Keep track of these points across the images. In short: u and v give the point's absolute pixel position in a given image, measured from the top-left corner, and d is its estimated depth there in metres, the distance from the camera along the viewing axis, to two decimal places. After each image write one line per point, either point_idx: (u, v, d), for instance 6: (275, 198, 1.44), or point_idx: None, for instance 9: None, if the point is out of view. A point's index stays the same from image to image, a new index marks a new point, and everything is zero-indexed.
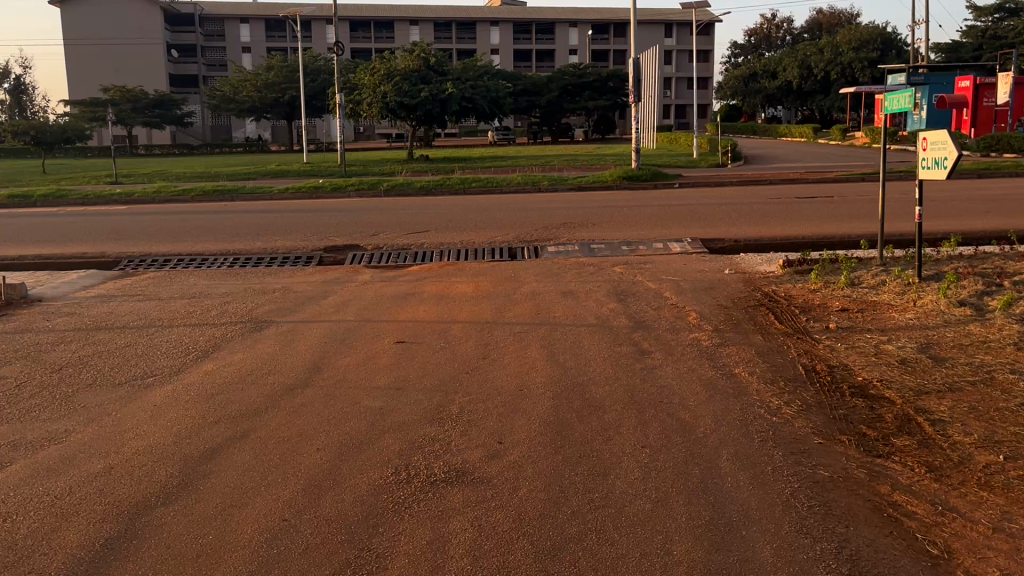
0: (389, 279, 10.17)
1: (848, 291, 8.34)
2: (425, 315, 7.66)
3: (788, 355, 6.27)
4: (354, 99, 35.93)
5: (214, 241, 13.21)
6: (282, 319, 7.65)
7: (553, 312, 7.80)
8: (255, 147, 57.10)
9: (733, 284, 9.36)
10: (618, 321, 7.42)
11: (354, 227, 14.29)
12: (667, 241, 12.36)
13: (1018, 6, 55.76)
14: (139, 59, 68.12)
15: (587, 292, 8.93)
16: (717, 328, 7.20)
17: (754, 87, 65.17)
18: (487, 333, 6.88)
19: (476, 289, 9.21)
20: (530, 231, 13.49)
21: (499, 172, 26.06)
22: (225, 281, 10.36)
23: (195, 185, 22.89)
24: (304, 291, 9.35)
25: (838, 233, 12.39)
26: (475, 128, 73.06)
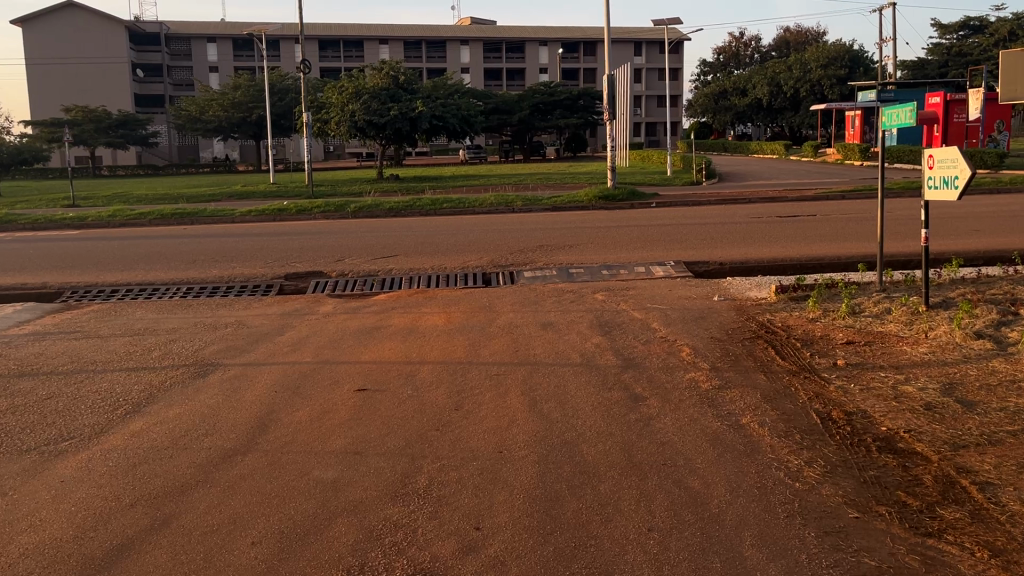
0: (353, 310, 9.39)
1: (850, 321, 7.71)
2: (391, 353, 6.91)
3: (799, 400, 5.58)
4: (322, 118, 35.11)
5: (165, 269, 12.33)
6: (231, 360, 6.84)
7: (533, 348, 7.08)
8: (222, 168, 56.00)
9: (725, 312, 8.70)
10: (605, 358, 6.70)
11: (319, 252, 13.49)
12: (650, 265, 11.72)
13: (983, 23, 56.54)
14: (102, 80, 66.71)
15: (569, 323, 8.21)
16: (714, 366, 6.50)
17: (723, 104, 65.28)
18: (459, 376, 6.14)
19: (446, 321, 8.47)
20: (503, 254, 12.79)
21: (471, 192, 25.41)
22: (174, 313, 9.53)
23: (153, 207, 21.86)
24: (259, 326, 8.54)
25: (828, 255, 11.85)
26: (446, 147, 72.47)
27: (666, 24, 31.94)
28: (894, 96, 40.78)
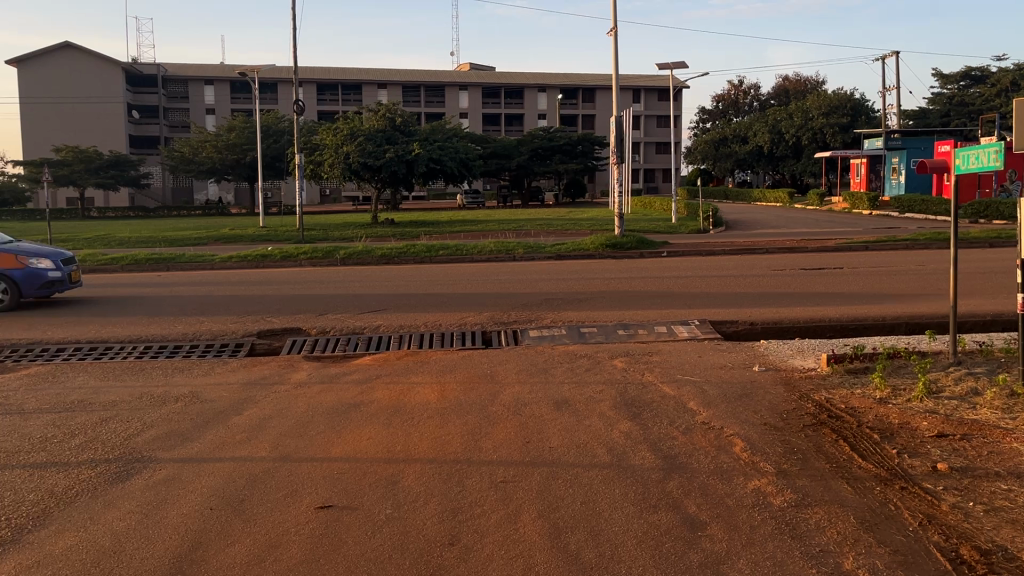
0: (333, 377, 8.02)
1: (932, 404, 6.34)
2: (370, 446, 5.49)
3: (907, 528, 4.19)
4: (315, 160, 33.99)
5: (124, 323, 10.95)
6: (167, 454, 5.40)
7: (546, 439, 5.68)
8: (213, 210, 54.83)
9: (773, 388, 7.32)
10: (641, 457, 5.27)
11: (300, 306, 12.11)
12: (672, 324, 10.38)
13: (984, 74, 56.32)
14: (97, 121, 65.95)
15: (588, 401, 6.80)
16: (782, 470, 5.09)
17: (724, 151, 64.59)
18: (455, 486, 4.72)
19: (440, 395, 7.07)
20: (506, 310, 11.43)
21: (468, 237, 24.25)
22: (122, 381, 8.12)
23: (127, 252, 20.42)
24: (217, 401, 7.13)
25: (871, 317, 10.59)
26: (443, 192, 71.70)
27: (672, 68, 31.08)
28: (901, 144, 39.45)
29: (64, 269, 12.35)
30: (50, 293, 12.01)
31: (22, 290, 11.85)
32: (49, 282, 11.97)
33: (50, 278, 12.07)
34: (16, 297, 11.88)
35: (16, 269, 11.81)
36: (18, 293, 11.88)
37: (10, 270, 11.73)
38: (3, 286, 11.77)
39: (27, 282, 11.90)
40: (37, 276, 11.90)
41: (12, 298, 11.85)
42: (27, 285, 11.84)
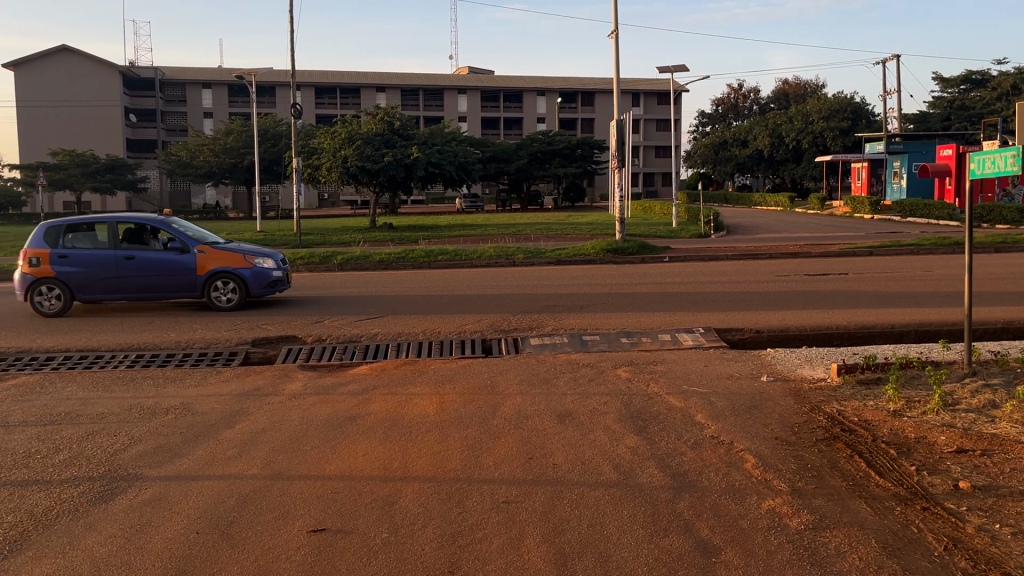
0: (329, 388, 7.79)
1: (948, 417, 6.12)
2: (366, 463, 5.25)
3: (931, 552, 3.97)
4: (312, 164, 33.81)
5: (116, 331, 10.72)
6: (155, 471, 5.18)
7: (549, 454, 5.46)
8: (212, 214, 54.62)
9: (781, 399, 7.11)
10: (649, 475, 5.05)
11: (297, 312, 11.89)
12: (676, 331, 10.17)
13: (984, 77, 56.22)
14: (95, 125, 65.74)
15: (592, 413, 6.58)
16: (797, 488, 4.86)
17: (724, 155, 64.39)
18: (456, 506, 4.49)
19: (439, 408, 6.84)
20: (507, 317, 11.21)
21: (467, 242, 24.05)
22: (111, 392, 7.88)
23: None
24: (208, 413, 6.89)
25: (878, 325, 10.38)
26: (442, 196, 71.57)
27: (671, 71, 30.90)
28: (902, 148, 39.21)
29: (281, 267, 12.54)
30: (272, 293, 12.20)
31: (249, 289, 12.04)
32: (273, 281, 12.16)
33: (272, 278, 12.27)
34: (244, 297, 12.06)
35: (244, 268, 11.99)
36: (246, 293, 12.07)
37: (240, 269, 11.90)
38: (234, 285, 11.95)
39: (254, 281, 12.10)
40: (263, 276, 12.10)
41: (240, 297, 12.03)
42: (254, 285, 12.03)
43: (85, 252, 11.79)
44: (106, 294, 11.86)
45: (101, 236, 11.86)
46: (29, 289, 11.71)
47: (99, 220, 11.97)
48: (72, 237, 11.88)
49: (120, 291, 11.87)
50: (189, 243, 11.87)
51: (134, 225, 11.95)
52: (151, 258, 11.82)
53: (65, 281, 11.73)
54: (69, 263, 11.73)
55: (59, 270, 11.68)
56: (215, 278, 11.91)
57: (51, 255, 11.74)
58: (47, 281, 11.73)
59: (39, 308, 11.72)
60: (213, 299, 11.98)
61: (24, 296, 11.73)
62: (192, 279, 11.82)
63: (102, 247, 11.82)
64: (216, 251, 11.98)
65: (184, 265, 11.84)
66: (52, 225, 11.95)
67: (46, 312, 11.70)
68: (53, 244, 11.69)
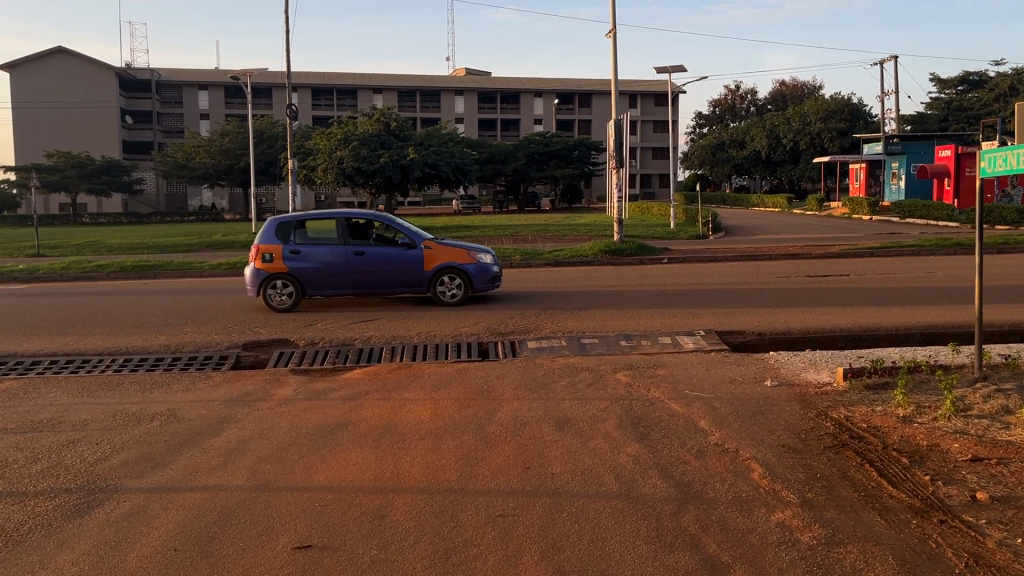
0: (320, 393, 7.55)
1: (962, 424, 5.91)
2: (355, 473, 5.03)
3: (953, 569, 3.77)
4: (308, 165, 33.56)
5: (105, 335, 10.48)
6: (135, 482, 4.95)
7: (549, 463, 5.24)
8: (208, 216, 54.36)
9: (787, 405, 6.90)
10: (652, 486, 4.84)
11: (291, 314, 11.65)
12: (676, 334, 9.95)
13: (982, 78, 56.16)
14: (91, 126, 65.44)
15: (592, 420, 6.35)
16: (807, 500, 4.66)
17: (721, 156, 64.16)
18: (449, 520, 4.28)
19: (434, 414, 6.61)
20: (503, 320, 11.00)
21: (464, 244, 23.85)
22: (97, 398, 7.64)
23: (114, 259, 19.89)
24: (195, 420, 6.66)
25: (883, 327, 10.17)
26: (439, 198, 71.36)
27: (669, 72, 30.72)
28: (901, 149, 39.08)
29: (497, 263, 12.62)
30: (493, 287, 12.27)
31: (473, 284, 12.12)
32: (495, 277, 12.23)
33: (493, 272, 12.34)
34: (467, 292, 12.16)
35: (469, 263, 12.07)
36: (468, 288, 12.16)
37: (466, 264, 11.95)
38: (460, 280, 12.05)
39: (477, 275, 12.20)
40: (485, 270, 12.17)
41: (464, 292, 12.12)
42: (478, 279, 12.10)
43: (315, 248, 11.99)
44: (333, 290, 12.02)
45: (333, 232, 12.05)
46: (262, 284, 11.94)
47: (328, 216, 12.17)
48: (303, 232, 12.10)
49: (347, 287, 12.04)
50: (417, 239, 11.97)
51: (362, 220, 12.12)
52: (380, 253, 11.97)
53: (297, 277, 11.95)
54: (302, 258, 11.94)
55: (294, 265, 11.89)
56: (442, 273, 12.02)
57: (285, 251, 11.95)
58: (280, 276, 11.95)
59: (271, 302, 11.94)
60: (439, 294, 12.08)
61: (257, 291, 11.95)
62: (420, 273, 11.94)
63: (331, 242, 12.00)
64: (442, 246, 12.08)
65: (409, 260, 11.96)
66: (282, 223, 12.19)
67: (277, 306, 11.91)
68: (287, 240, 11.89)
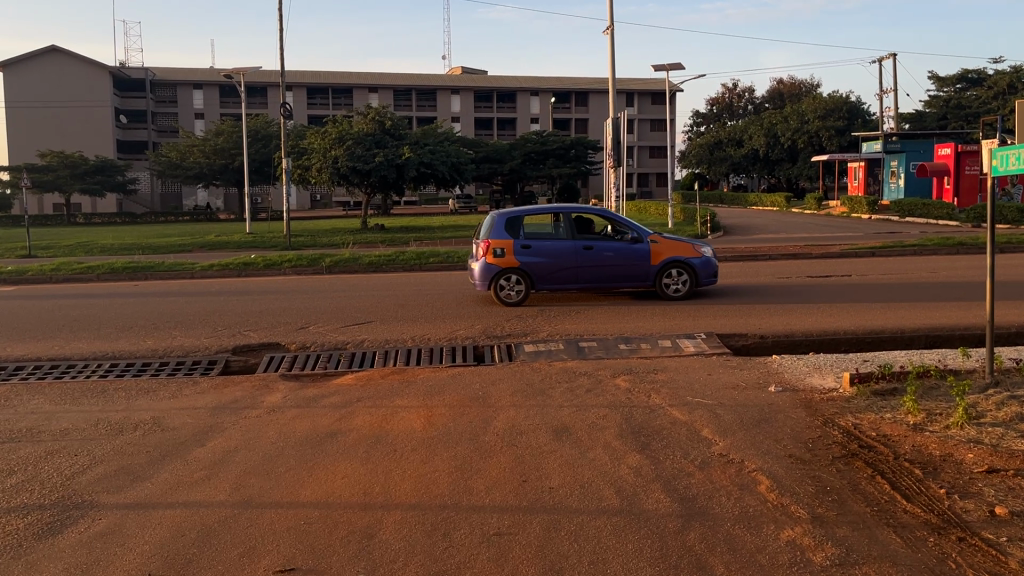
0: (311, 401, 7.32)
1: (975, 433, 5.69)
2: (344, 488, 4.80)
3: None
4: (302, 164, 33.30)
5: (91, 339, 10.23)
6: (112, 497, 4.72)
7: (546, 476, 5.01)
8: (202, 216, 54.10)
9: (794, 412, 6.67)
10: (654, 501, 4.62)
11: (283, 318, 11.40)
12: (676, 337, 9.72)
13: (980, 76, 56.00)
14: (85, 126, 65.15)
15: (592, 428, 6.12)
16: (818, 515, 4.44)
17: (718, 155, 63.92)
18: (442, 540, 4.06)
19: (428, 422, 6.37)
20: (500, 322, 10.77)
21: (460, 243, 23.60)
22: (80, 405, 7.40)
23: (105, 260, 19.64)
24: (180, 429, 6.41)
25: (887, 330, 9.96)
26: (436, 197, 71.13)
27: (667, 70, 30.51)
28: (900, 147, 38.99)
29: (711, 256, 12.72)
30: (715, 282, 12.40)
31: (699, 278, 12.20)
32: (716, 271, 12.35)
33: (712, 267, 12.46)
34: (693, 286, 12.24)
35: (695, 256, 12.16)
36: (694, 282, 12.25)
37: (694, 257, 12.05)
38: (686, 275, 12.12)
39: (702, 268, 12.28)
40: (710, 264, 12.27)
41: (690, 286, 12.20)
42: (704, 273, 12.21)
43: (545, 242, 12.01)
44: (561, 285, 12.05)
45: (559, 227, 12.10)
46: (493, 278, 11.95)
47: (549, 211, 12.20)
48: (531, 227, 12.10)
49: (574, 281, 12.07)
50: (645, 233, 12.07)
51: (584, 216, 12.17)
52: (607, 248, 12.04)
53: (527, 271, 11.98)
54: (532, 253, 11.95)
55: (524, 259, 11.89)
56: (669, 266, 12.08)
57: (515, 246, 11.93)
58: (511, 270, 11.99)
59: (502, 297, 11.97)
60: (666, 288, 12.15)
61: (489, 285, 11.96)
62: (648, 267, 12.02)
63: (560, 237, 12.04)
64: (666, 240, 12.19)
65: (636, 255, 12.06)
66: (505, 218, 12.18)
67: (508, 301, 11.96)
68: (520, 234, 11.89)
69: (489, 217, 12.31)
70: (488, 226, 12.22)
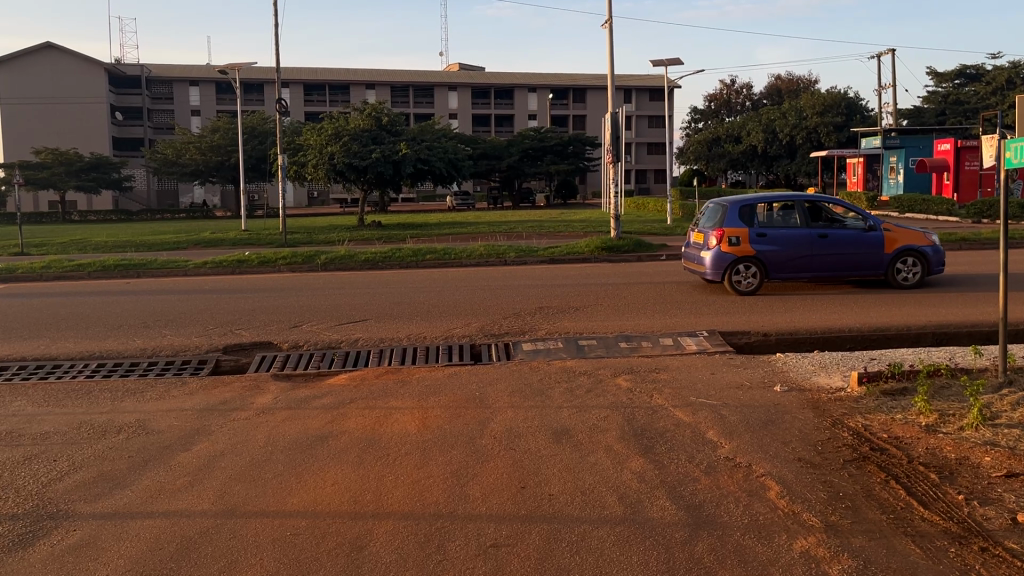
0: (302, 402, 7.09)
1: (990, 436, 5.47)
2: (333, 495, 4.58)
3: None
4: (298, 161, 33.02)
5: (79, 338, 9.99)
6: (89, 507, 4.49)
7: (544, 483, 4.78)
8: (198, 213, 53.75)
9: (800, 413, 6.45)
10: (658, 508, 4.40)
11: (276, 316, 11.18)
12: (677, 335, 9.51)
13: (979, 72, 55.85)
14: (80, 123, 64.74)
15: (592, 431, 5.90)
16: (831, 524, 4.22)
17: (717, 151, 63.68)
18: (435, 553, 3.83)
19: (422, 424, 6.15)
20: (497, 320, 10.56)
21: (457, 240, 23.38)
22: (63, 407, 7.17)
23: (96, 258, 19.32)
24: (164, 433, 6.18)
25: (892, 327, 9.75)
26: (433, 194, 70.91)
27: (666, 65, 30.29)
28: (899, 143, 38.86)
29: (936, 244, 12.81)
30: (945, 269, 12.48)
31: (930, 266, 12.29)
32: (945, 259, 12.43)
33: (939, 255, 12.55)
34: (922, 274, 12.32)
35: (926, 244, 12.20)
36: (924, 270, 12.33)
37: (926, 246, 12.12)
38: (919, 263, 12.20)
39: (932, 257, 12.36)
40: (938, 253, 12.33)
41: (920, 274, 12.29)
42: (935, 261, 12.29)
43: (780, 230, 12.12)
44: (793, 274, 12.18)
45: (794, 215, 12.19)
46: (728, 267, 12.09)
47: (782, 199, 12.31)
48: (764, 216, 12.22)
49: (807, 270, 12.18)
50: (880, 221, 12.15)
51: (816, 203, 12.26)
52: (842, 236, 12.12)
53: (762, 260, 12.09)
54: (768, 241, 12.06)
55: (760, 248, 12.01)
56: (904, 254, 12.18)
57: (751, 234, 12.07)
58: (745, 260, 12.11)
59: (737, 286, 12.12)
60: (897, 277, 12.25)
61: (724, 274, 12.09)
62: (884, 257, 12.12)
63: (796, 226, 12.13)
64: (898, 229, 12.26)
65: (869, 242, 12.15)
66: (739, 206, 12.31)
67: (744, 289, 12.10)
68: (757, 223, 12.00)
69: (720, 206, 12.43)
70: (720, 215, 12.35)
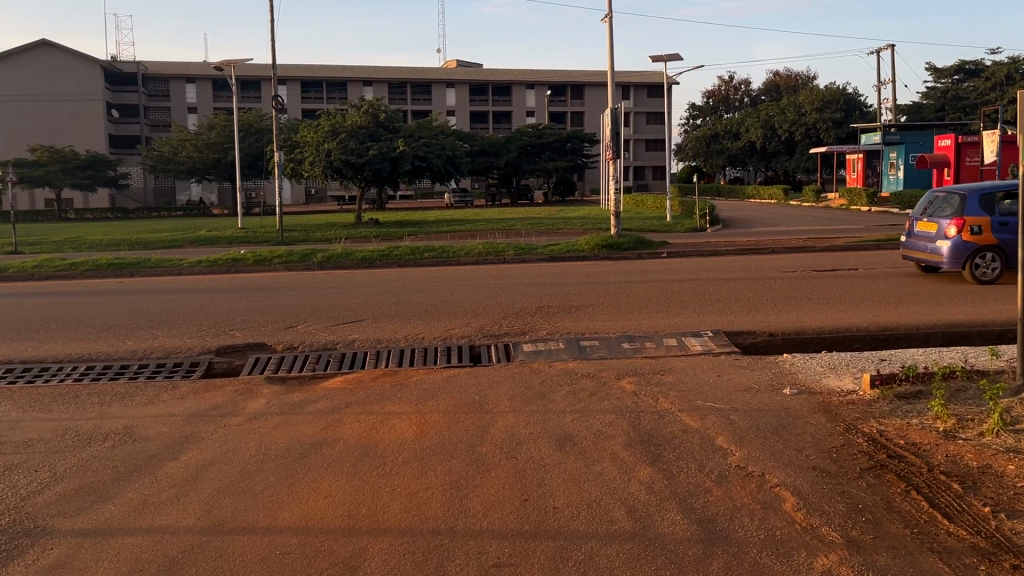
0: (295, 407, 6.84)
1: (1013, 443, 5.24)
2: (326, 510, 4.34)
3: None
4: (295, 158, 32.76)
5: (67, 340, 9.73)
6: (68, 525, 4.25)
7: (549, 495, 4.56)
8: (196, 211, 53.43)
9: (813, 417, 6.21)
10: (670, 523, 4.17)
11: (270, 317, 10.92)
12: (682, 335, 9.27)
13: (978, 67, 55.67)
14: (76, 120, 64.41)
15: (597, 438, 5.66)
16: (854, 540, 3.98)
17: (716, 148, 63.43)
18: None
19: (420, 431, 5.91)
20: (496, 320, 10.31)
21: (455, 238, 23.14)
22: (48, 413, 6.90)
23: (89, 256, 19.04)
24: (152, 440, 5.93)
25: (902, 326, 9.52)
26: (431, 191, 70.69)
27: (665, 61, 30.03)
28: (899, 139, 38.66)
29: None
30: None
31: None
32: None
33: None
34: None
35: None
36: None
37: None
38: None
39: None
40: None
41: None
42: None
43: None
44: None
45: None
46: (970, 255, 12.06)
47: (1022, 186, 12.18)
48: (1004, 205, 12.10)
49: None
50: None
51: None
52: None
53: (1004, 250, 12.01)
54: (1011, 229, 11.95)
55: (1004, 237, 11.91)
56: None
57: (994, 223, 11.96)
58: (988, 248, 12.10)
59: (979, 275, 12.07)
60: None
61: (965, 263, 12.07)
62: None
63: None
64: None
65: None
66: (978, 195, 12.18)
67: (986, 279, 12.05)
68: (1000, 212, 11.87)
69: (956, 194, 12.36)
70: (958, 204, 12.25)
